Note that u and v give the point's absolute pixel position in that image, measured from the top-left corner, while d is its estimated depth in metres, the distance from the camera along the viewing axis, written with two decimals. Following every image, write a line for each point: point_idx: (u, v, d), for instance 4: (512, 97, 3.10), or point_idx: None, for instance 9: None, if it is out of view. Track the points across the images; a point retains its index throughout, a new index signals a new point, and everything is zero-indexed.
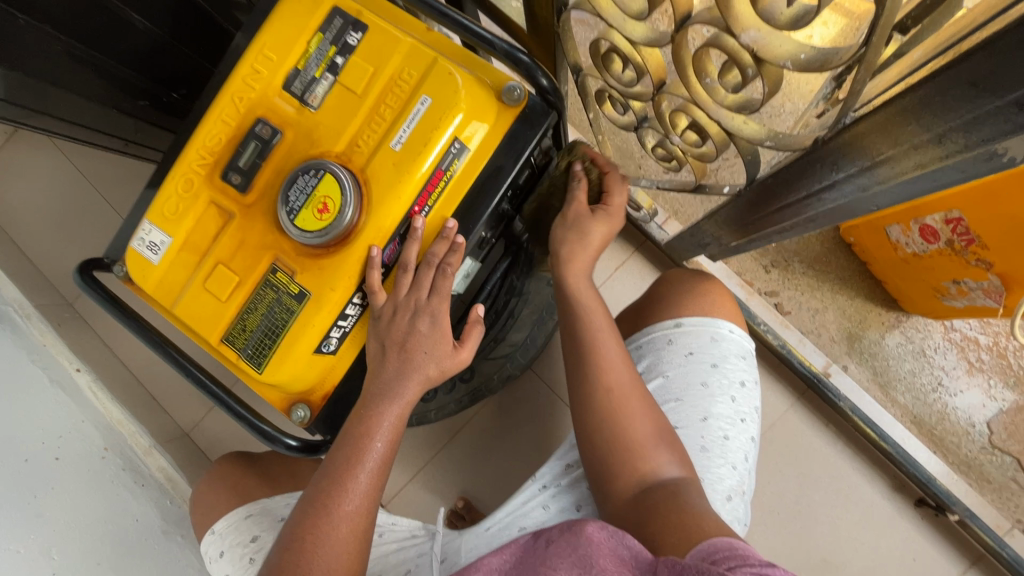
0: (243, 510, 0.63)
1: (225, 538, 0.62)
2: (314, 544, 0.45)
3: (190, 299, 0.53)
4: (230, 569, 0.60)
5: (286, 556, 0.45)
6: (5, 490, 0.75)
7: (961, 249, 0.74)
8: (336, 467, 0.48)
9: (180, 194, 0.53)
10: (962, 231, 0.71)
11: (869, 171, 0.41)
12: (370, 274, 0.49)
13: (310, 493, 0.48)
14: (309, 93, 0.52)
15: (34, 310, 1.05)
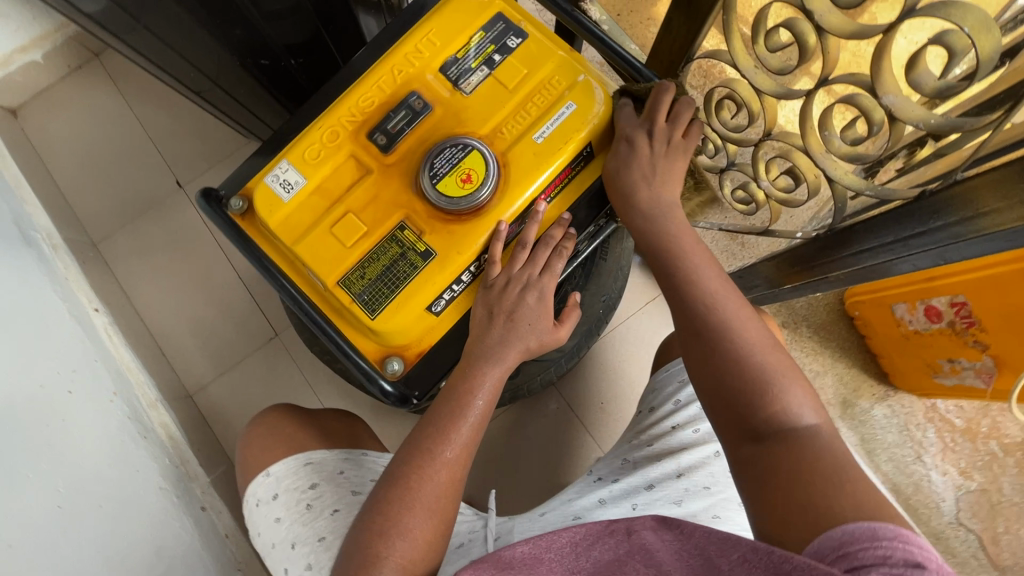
0: (301, 458, 0.64)
1: (282, 481, 0.63)
2: (417, 483, 0.49)
3: (314, 239, 0.56)
4: (284, 512, 0.61)
5: (392, 490, 0.49)
6: (20, 411, 0.72)
7: (962, 330, 0.84)
8: (440, 417, 0.52)
9: (324, 143, 0.57)
10: (965, 314, 0.82)
11: (970, 221, 0.44)
12: (496, 244, 0.54)
13: (414, 437, 0.52)
14: (463, 79, 0.58)
15: (61, 242, 1.02)
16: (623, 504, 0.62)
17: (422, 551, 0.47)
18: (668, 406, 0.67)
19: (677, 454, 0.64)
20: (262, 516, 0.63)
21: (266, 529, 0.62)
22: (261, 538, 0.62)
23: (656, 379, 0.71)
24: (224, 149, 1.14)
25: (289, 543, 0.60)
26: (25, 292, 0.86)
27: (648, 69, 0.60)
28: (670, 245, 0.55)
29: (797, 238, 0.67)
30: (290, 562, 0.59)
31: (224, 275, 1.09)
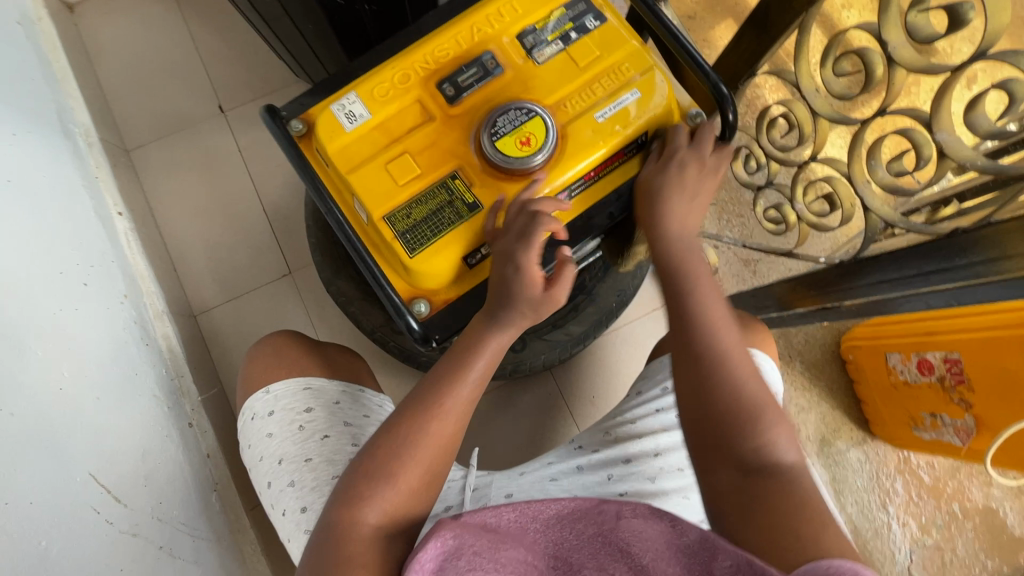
0: (301, 383, 0.65)
1: (279, 399, 0.64)
2: (407, 436, 0.50)
3: (368, 172, 0.57)
4: (277, 429, 0.63)
5: (380, 442, 0.51)
6: (41, 291, 0.74)
7: (950, 387, 0.87)
8: (436, 378, 0.53)
9: (395, 84, 0.59)
10: (956, 371, 0.85)
11: (993, 264, 0.47)
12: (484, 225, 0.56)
13: (411, 396, 0.53)
14: (538, 49, 0.60)
15: (97, 142, 1.03)
16: (599, 472, 0.65)
17: (411, 498, 0.49)
18: (655, 391, 0.69)
19: (659, 434, 0.66)
20: (254, 429, 0.64)
21: (256, 442, 0.64)
22: (249, 449, 0.64)
23: (649, 366, 0.72)
24: (272, 84, 1.15)
25: (277, 458, 0.62)
26: (58, 183, 0.88)
27: (715, 71, 0.60)
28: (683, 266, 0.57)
29: (818, 263, 0.73)
30: (274, 477, 0.62)
31: (249, 206, 1.10)
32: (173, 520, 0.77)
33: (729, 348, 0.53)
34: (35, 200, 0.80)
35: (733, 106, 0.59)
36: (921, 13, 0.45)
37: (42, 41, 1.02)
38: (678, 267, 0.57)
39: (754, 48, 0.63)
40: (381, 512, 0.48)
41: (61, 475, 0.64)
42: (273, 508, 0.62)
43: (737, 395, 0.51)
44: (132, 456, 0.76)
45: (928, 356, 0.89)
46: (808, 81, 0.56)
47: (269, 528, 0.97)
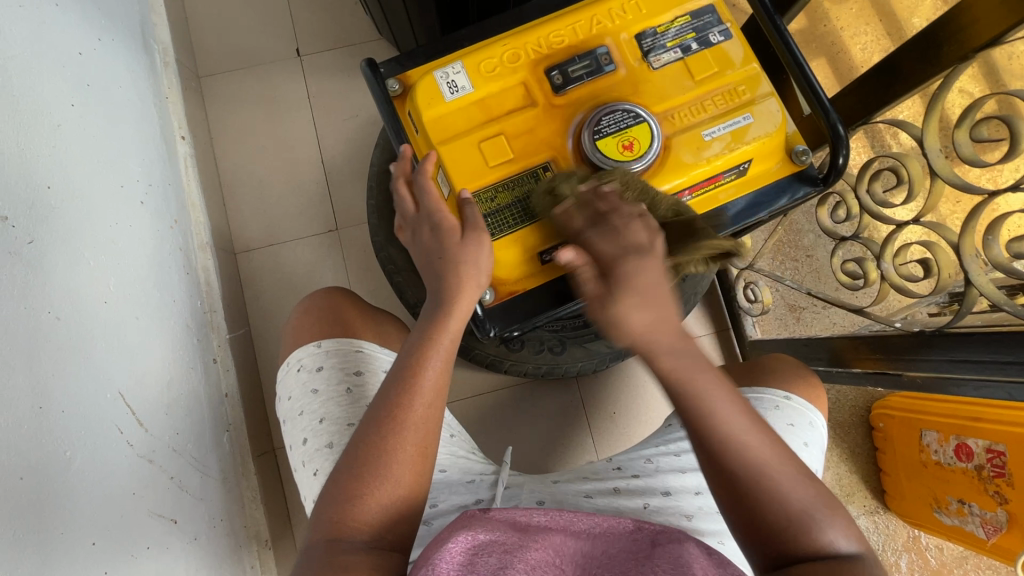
0: (355, 344, 0.63)
1: (329, 356, 0.61)
2: (383, 447, 0.50)
3: (460, 147, 0.56)
4: (323, 386, 0.60)
5: (355, 461, 0.50)
6: (102, 204, 0.73)
7: (987, 478, 0.85)
8: (402, 379, 0.52)
9: (504, 62, 0.57)
10: (998, 463, 0.83)
11: None
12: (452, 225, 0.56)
13: (379, 406, 0.52)
14: (655, 54, 0.58)
15: (173, 63, 1.02)
16: (635, 499, 0.62)
17: (401, 497, 0.50)
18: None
19: (702, 473, 0.63)
20: (298, 383, 0.62)
21: (298, 395, 0.61)
22: (289, 402, 0.62)
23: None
24: (353, 37, 1.13)
25: (317, 417, 0.59)
26: (131, 98, 0.87)
27: (836, 110, 0.57)
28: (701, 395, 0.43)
29: (893, 327, 0.68)
30: (311, 434, 0.59)
31: (308, 155, 1.09)
32: (186, 453, 0.77)
33: (738, 437, 0.43)
34: (106, 109, 0.79)
35: (846, 150, 0.56)
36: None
37: None
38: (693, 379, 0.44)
39: (873, 96, 0.60)
40: (373, 513, 0.49)
41: (92, 388, 0.63)
42: (301, 468, 0.59)
43: (765, 472, 0.42)
44: (159, 382, 0.75)
45: (968, 441, 0.87)
46: (934, 140, 0.53)
47: (272, 477, 0.96)
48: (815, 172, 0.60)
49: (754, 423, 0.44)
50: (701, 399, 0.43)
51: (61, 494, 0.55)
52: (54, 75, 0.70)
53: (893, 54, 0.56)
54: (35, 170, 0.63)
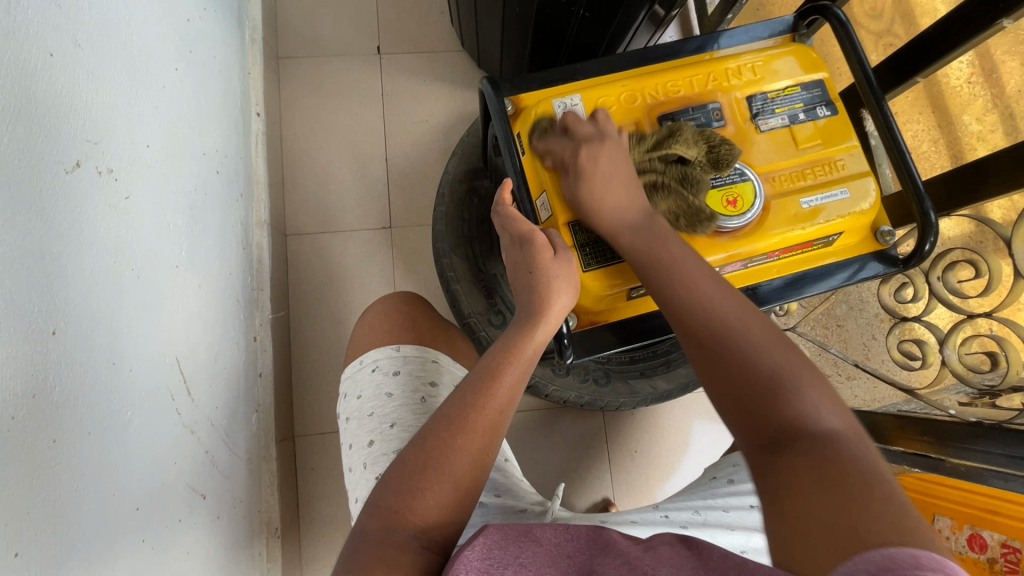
0: (432, 355, 0.66)
1: (406, 362, 0.64)
2: (448, 443, 0.47)
3: (569, 175, 0.58)
4: (398, 391, 0.62)
5: (418, 452, 0.48)
6: (185, 167, 0.73)
7: None
8: (476, 381, 0.50)
9: (620, 102, 0.60)
10: None
11: None
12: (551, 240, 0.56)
13: (450, 403, 0.50)
14: (763, 117, 0.60)
15: (259, 40, 1.04)
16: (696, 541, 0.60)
17: (459, 496, 0.47)
18: (749, 485, 0.67)
19: (749, 531, 0.62)
20: (371, 383, 0.63)
21: (369, 395, 0.62)
22: (357, 401, 0.63)
23: (742, 455, 0.72)
24: (433, 45, 1.16)
25: (387, 421, 0.60)
26: (221, 69, 0.88)
27: (929, 197, 0.59)
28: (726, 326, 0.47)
29: (945, 413, 0.74)
30: (378, 438, 0.59)
31: (373, 150, 1.10)
32: (221, 428, 0.76)
33: (740, 325, 0.47)
34: (201, 77, 0.80)
35: (933, 237, 0.58)
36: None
37: None
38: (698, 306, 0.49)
39: (961, 191, 0.63)
40: (433, 509, 0.46)
41: (156, 351, 0.63)
42: (360, 470, 0.59)
43: (784, 367, 0.44)
44: (209, 353, 0.75)
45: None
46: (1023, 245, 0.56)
47: (290, 464, 0.95)
48: (896, 254, 0.63)
49: (764, 331, 0.47)
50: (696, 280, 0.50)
51: (117, 454, 0.54)
52: (166, 38, 0.71)
53: (986, 156, 0.60)
54: (139, 128, 0.63)
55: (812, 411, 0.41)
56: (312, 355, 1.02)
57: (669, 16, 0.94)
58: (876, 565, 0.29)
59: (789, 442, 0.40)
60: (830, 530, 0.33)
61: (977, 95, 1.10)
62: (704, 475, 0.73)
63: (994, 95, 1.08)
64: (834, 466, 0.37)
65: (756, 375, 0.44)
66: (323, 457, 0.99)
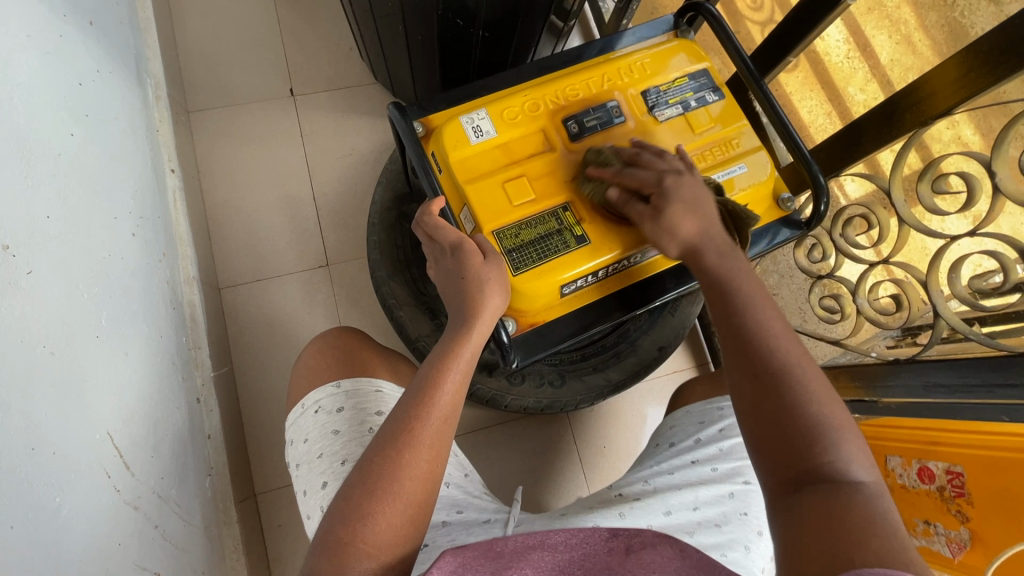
0: (373, 384, 0.64)
1: (349, 397, 0.62)
2: (395, 463, 0.47)
3: (486, 187, 0.59)
4: (345, 427, 0.60)
5: (363, 477, 0.47)
6: (95, 234, 0.70)
7: (948, 498, 0.72)
8: (413, 394, 0.50)
9: (524, 110, 0.62)
10: (958, 483, 0.71)
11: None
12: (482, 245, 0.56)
13: (391, 423, 0.49)
14: (659, 108, 0.64)
15: (164, 96, 1.01)
16: (655, 509, 0.61)
17: (410, 514, 0.47)
18: (687, 442, 0.69)
19: (696, 486, 0.63)
20: (315, 425, 0.62)
21: (316, 437, 0.61)
22: (304, 445, 0.61)
23: (675, 417, 0.74)
24: (346, 80, 1.17)
25: (339, 459, 0.59)
26: (124, 127, 0.85)
27: (815, 162, 0.63)
28: (771, 349, 0.49)
29: (870, 357, 0.82)
30: (332, 478, 0.58)
31: (300, 191, 1.09)
32: (170, 499, 0.72)
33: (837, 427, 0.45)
34: (104, 140, 0.78)
35: (826, 198, 0.63)
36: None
37: None
38: (750, 328, 0.51)
39: (844, 152, 0.69)
40: (384, 531, 0.45)
41: (83, 427, 0.59)
42: (318, 515, 0.57)
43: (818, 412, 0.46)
44: (146, 423, 0.71)
45: (929, 463, 0.74)
46: (899, 193, 0.62)
47: (253, 527, 0.91)
48: (800, 217, 0.68)
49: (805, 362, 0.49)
50: (764, 332, 0.50)
51: (49, 545, 0.51)
52: (58, 104, 0.69)
53: (859, 118, 0.66)
54: (36, 199, 0.60)
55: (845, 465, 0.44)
56: (264, 409, 0.99)
57: (566, 27, 1.00)
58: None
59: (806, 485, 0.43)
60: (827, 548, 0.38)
61: (856, 69, 1.20)
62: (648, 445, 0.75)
63: (870, 66, 1.18)
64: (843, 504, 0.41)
65: (801, 427, 0.45)
66: (289, 511, 0.95)
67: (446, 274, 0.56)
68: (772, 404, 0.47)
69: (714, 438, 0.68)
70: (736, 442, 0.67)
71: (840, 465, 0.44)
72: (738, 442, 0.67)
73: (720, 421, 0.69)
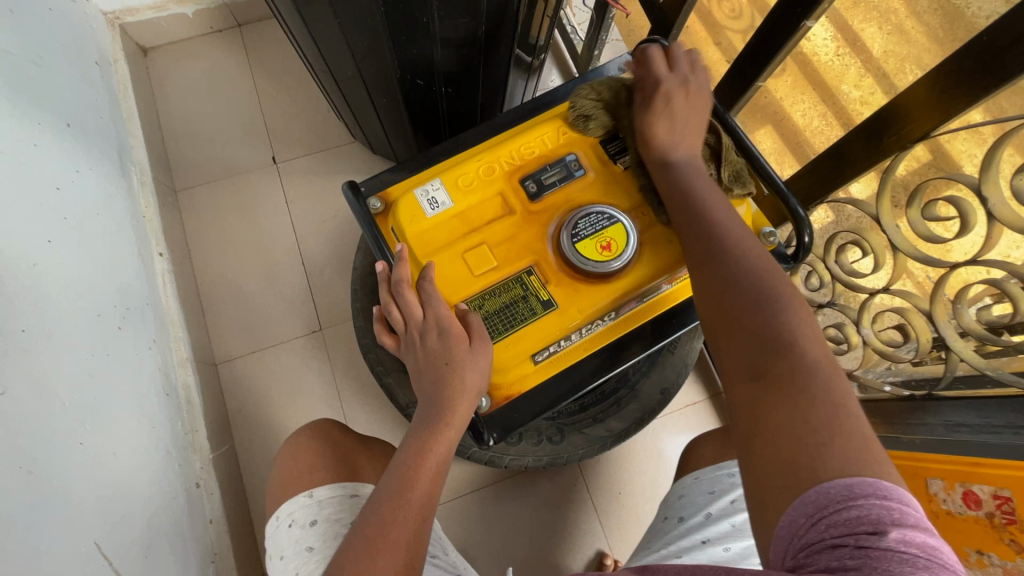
0: (349, 490, 0.63)
1: (323, 508, 0.61)
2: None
3: (446, 261, 0.57)
4: (319, 542, 0.58)
5: None
6: (75, 338, 0.70)
7: (999, 526, 0.59)
8: (384, 498, 0.47)
9: (479, 175, 0.60)
10: (1009, 510, 0.58)
11: None
12: (451, 314, 0.53)
13: (359, 529, 0.46)
14: (620, 157, 0.62)
15: (150, 181, 1.04)
16: None
17: None
18: (698, 517, 0.63)
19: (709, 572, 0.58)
20: (291, 540, 0.60)
21: (291, 554, 0.58)
22: (281, 563, 0.59)
23: (682, 484, 0.68)
24: (326, 142, 1.18)
25: None
26: (106, 220, 0.87)
27: (794, 195, 0.60)
28: (732, 260, 0.50)
29: (883, 391, 0.80)
30: None
31: (289, 257, 1.10)
32: None
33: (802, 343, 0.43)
34: (84, 239, 0.79)
35: (810, 230, 0.59)
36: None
37: (114, 82, 1.06)
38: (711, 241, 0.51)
39: None
40: None
41: (69, 538, 0.59)
42: None
43: (780, 314, 0.45)
44: (139, 521, 0.70)
45: (974, 487, 0.62)
46: (890, 219, 0.65)
47: None
48: (786, 252, 0.64)
49: (769, 273, 0.48)
50: (724, 248, 0.51)
51: None
52: (33, 214, 0.70)
53: (838, 143, 0.66)
54: (10, 315, 0.61)
55: (808, 355, 0.43)
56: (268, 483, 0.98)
57: (537, 62, 0.98)
58: (813, 506, 0.35)
59: (765, 375, 0.43)
60: (784, 459, 0.38)
61: (849, 64, 1.08)
62: (656, 517, 0.70)
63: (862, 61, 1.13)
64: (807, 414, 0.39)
65: (760, 327, 0.45)
66: None
67: (410, 353, 0.53)
68: (740, 318, 0.46)
69: (726, 512, 0.63)
70: (750, 515, 0.62)
71: (797, 356, 0.43)
72: (753, 516, 0.62)
73: (732, 492, 0.64)
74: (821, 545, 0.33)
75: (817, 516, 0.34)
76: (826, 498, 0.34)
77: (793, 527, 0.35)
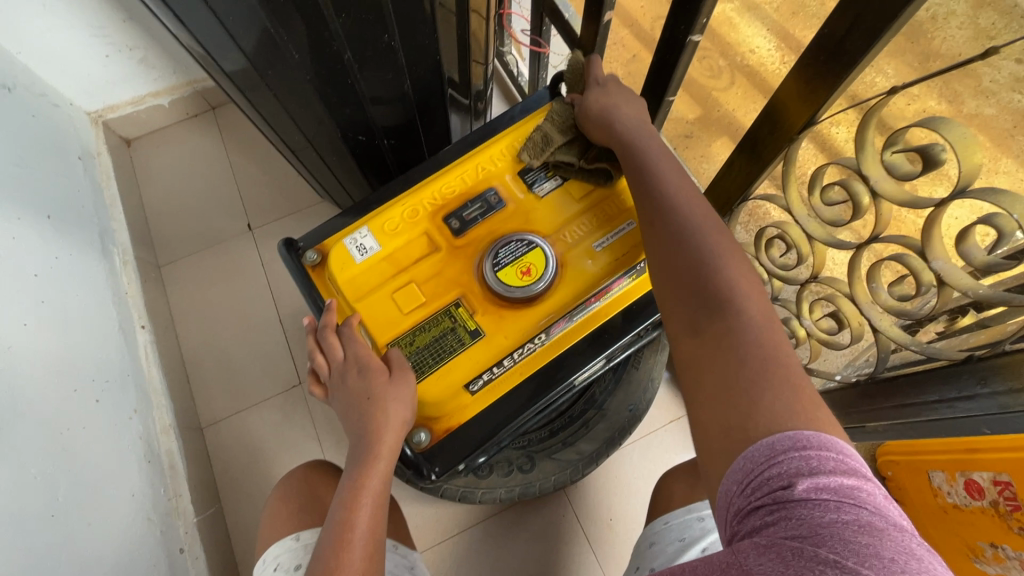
0: None
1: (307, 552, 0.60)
2: None
3: (376, 303, 0.60)
4: None
5: None
6: (50, 413, 0.73)
7: (1005, 513, 0.63)
8: (327, 544, 0.48)
9: (404, 218, 0.63)
10: (1010, 495, 0.62)
11: None
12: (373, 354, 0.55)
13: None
14: (538, 185, 0.64)
15: (132, 260, 1.10)
16: None
17: None
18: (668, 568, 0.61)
19: None
20: None
21: None
22: None
23: (653, 530, 0.67)
24: (297, 204, 1.24)
25: None
26: (86, 301, 0.92)
27: None
28: (709, 269, 0.48)
29: (836, 381, 0.84)
30: None
31: (267, 315, 1.14)
32: None
33: (753, 313, 0.45)
34: (63, 320, 0.84)
35: None
36: (896, 153, 0.55)
37: (97, 174, 1.14)
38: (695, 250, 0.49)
39: None
40: None
41: None
42: None
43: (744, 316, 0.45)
44: None
45: (975, 476, 0.66)
46: (800, 208, 0.68)
47: None
48: None
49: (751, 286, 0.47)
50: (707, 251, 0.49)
51: None
52: (10, 301, 0.75)
53: (750, 133, 0.68)
54: None
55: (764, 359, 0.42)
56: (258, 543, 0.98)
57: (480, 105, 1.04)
58: (744, 474, 0.37)
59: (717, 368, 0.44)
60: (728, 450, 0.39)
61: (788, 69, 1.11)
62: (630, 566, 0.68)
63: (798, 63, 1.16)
64: (741, 411, 0.40)
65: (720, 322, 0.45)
66: None
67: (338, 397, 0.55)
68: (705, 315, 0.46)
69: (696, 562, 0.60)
70: None
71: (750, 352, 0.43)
72: None
73: (701, 539, 0.62)
74: (749, 509, 0.35)
75: (746, 480, 0.37)
76: (753, 462, 0.37)
77: (728, 495, 0.37)
